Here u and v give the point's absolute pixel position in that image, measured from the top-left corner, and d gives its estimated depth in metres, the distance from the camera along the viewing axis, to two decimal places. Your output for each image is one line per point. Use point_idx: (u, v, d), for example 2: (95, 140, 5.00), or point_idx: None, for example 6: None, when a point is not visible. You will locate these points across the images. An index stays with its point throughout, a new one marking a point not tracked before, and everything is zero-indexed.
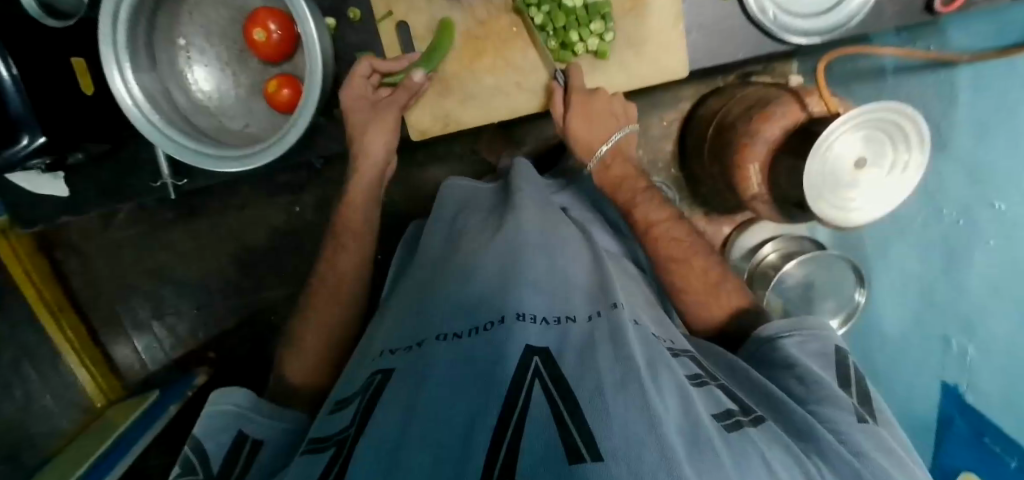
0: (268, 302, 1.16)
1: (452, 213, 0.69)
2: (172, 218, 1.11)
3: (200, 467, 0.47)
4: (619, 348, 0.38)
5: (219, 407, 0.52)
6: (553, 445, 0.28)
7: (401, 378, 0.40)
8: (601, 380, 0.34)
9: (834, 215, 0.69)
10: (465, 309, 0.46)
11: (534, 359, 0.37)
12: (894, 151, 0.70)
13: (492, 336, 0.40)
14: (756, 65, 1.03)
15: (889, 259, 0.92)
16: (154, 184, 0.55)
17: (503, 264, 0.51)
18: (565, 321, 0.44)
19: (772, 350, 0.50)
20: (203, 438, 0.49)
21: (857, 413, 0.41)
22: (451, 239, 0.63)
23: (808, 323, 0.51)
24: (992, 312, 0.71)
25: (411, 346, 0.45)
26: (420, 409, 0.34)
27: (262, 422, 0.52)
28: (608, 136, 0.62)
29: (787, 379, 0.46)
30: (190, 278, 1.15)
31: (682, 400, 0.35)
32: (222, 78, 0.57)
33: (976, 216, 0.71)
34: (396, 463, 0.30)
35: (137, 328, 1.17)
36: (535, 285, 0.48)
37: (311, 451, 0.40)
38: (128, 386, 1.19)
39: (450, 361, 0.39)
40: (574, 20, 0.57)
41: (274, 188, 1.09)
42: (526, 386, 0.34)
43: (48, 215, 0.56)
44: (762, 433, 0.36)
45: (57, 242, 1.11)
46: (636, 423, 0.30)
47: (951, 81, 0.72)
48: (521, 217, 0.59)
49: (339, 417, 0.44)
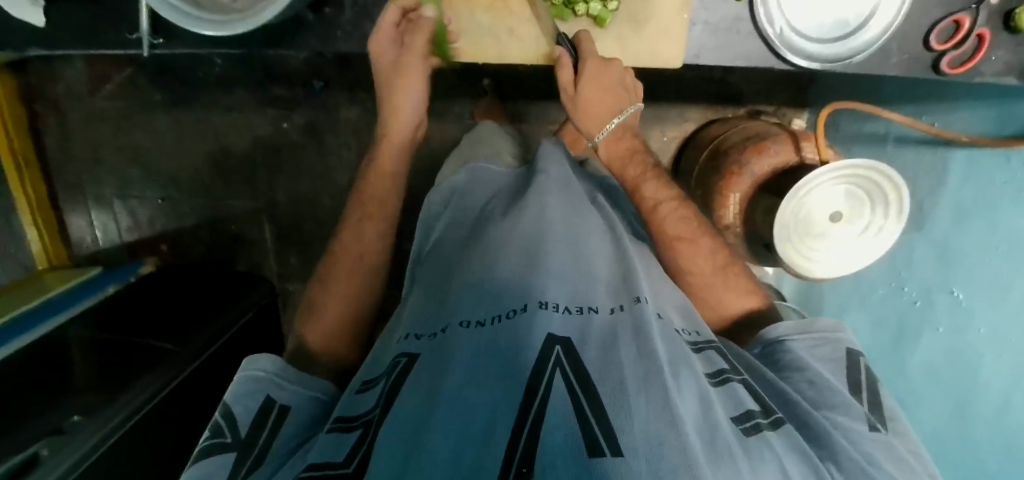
0: (232, 211, 1.15)
1: (485, 197, 0.63)
2: (160, 101, 1.09)
3: (228, 431, 0.42)
4: (641, 344, 0.37)
5: (250, 371, 0.47)
6: (573, 441, 0.28)
7: (425, 364, 0.39)
8: (624, 376, 0.34)
9: (797, 261, 0.70)
10: (486, 293, 0.44)
11: (556, 348, 0.36)
12: (870, 212, 0.69)
13: (514, 324, 0.39)
14: (767, 104, 1.03)
15: (843, 324, 0.92)
16: (129, 37, 0.53)
17: (531, 249, 0.48)
18: (588, 312, 0.42)
19: (782, 352, 0.48)
20: (231, 403, 0.44)
21: (869, 421, 0.41)
22: (481, 212, 0.60)
23: (818, 325, 0.50)
24: (929, 397, 0.74)
25: (436, 334, 0.43)
26: (444, 393, 0.33)
27: (287, 388, 0.48)
28: (618, 110, 0.57)
29: (796, 382, 0.45)
30: (163, 167, 1.14)
31: (699, 403, 0.35)
32: None
33: (936, 300, 0.71)
34: (418, 444, 0.30)
35: (98, 203, 1.16)
36: (562, 275, 0.46)
37: (337, 429, 0.39)
38: (74, 258, 1.18)
39: (474, 350, 0.37)
40: None
41: (266, 99, 1.07)
42: (547, 375, 0.34)
43: (20, 43, 0.55)
44: (779, 439, 0.35)
45: (38, 94, 1.09)
46: (658, 421, 0.30)
47: (946, 160, 0.69)
48: (546, 200, 0.55)
49: (363, 399, 0.42)
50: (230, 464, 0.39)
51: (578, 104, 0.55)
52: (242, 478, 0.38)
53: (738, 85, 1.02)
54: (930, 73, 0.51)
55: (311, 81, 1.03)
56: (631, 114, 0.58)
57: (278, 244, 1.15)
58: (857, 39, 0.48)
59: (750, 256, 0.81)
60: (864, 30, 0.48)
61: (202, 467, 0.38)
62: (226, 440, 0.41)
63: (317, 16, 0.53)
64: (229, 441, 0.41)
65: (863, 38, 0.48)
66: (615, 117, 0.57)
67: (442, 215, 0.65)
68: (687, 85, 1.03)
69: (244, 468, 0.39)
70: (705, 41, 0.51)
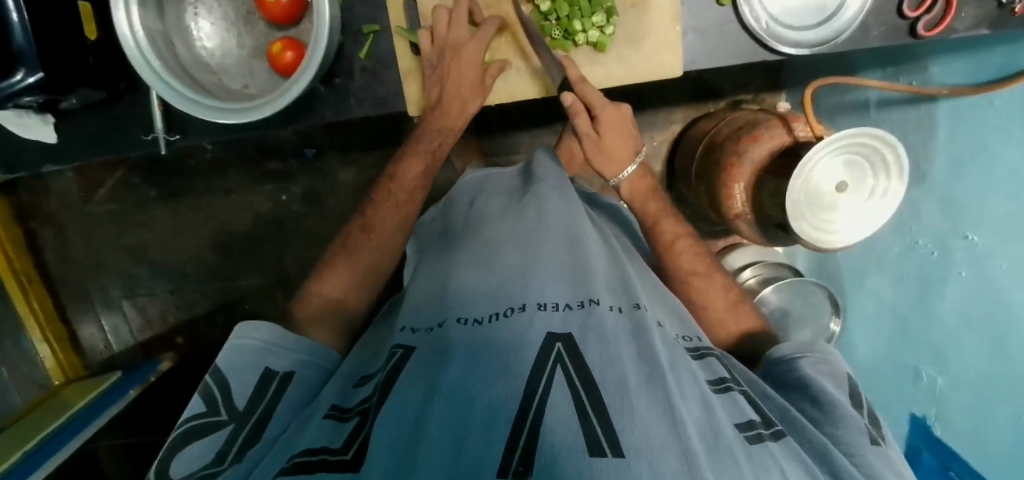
0: (244, 290, 1.13)
1: (468, 202, 0.61)
2: (157, 196, 1.10)
3: (224, 407, 0.41)
4: (641, 344, 0.36)
5: (240, 340, 0.45)
6: (574, 440, 0.26)
7: (424, 356, 0.37)
8: (626, 376, 0.31)
9: (815, 236, 0.68)
10: (484, 293, 0.41)
11: (557, 345, 0.33)
12: (875, 178, 0.68)
13: (511, 323, 0.36)
14: (745, 93, 1.07)
15: (864, 286, 0.89)
16: (145, 138, 0.54)
17: (526, 253, 0.45)
18: (590, 305, 0.38)
19: (786, 370, 0.46)
20: (227, 374, 0.43)
21: (869, 433, 0.38)
22: (469, 219, 0.57)
23: (819, 346, 0.48)
24: (963, 347, 0.67)
25: (432, 328, 0.40)
26: (442, 386, 0.31)
27: (287, 356, 0.46)
28: (635, 151, 0.60)
29: (800, 400, 0.43)
30: (168, 260, 1.13)
31: (704, 408, 0.33)
32: (227, 36, 0.53)
33: (951, 248, 0.67)
34: (419, 436, 0.28)
35: (107, 307, 1.14)
36: (560, 276, 0.42)
37: (332, 417, 0.36)
38: (89, 366, 1.15)
39: (469, 345, 0.35)
40: (576, 10, 0.51)
41: (263, 175, 1.08)
42: (547, 372, 0.31)
43: (34, 162, 0.56)
44: (782, 449, 0.33)
45: (33, 210, 1.09)
46: (658, 423, 0.28)
47: (932, 112, 0.71)
48: (542, 194, 0.53)
49: (359, 391, 0.40)
50: (224, 441, 0.39)
51: (598, 153, 0.59)
52: (231, 464, 0.37)
53: (714, 82, 1.06)
54: (908, 38, 0.55)
55: (304, 150, 1.05)
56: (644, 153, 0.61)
57: None
58: (839, 20, 0.51)
59: (765, 239, 0.82)
60: (843, 10, 0.51)
61: (196, 445, 0.38)
62: (221, 418, 0.41)
63: (329, 87, 0.55)
64: (225, 418, 0.41)
65: (844, 19, 0.52)
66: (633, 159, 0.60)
67: (445, 224, 0.60)
68: (667, 89, 1.07)
69: (238, 449, 0.38)
70: (699, 47, 0.54)
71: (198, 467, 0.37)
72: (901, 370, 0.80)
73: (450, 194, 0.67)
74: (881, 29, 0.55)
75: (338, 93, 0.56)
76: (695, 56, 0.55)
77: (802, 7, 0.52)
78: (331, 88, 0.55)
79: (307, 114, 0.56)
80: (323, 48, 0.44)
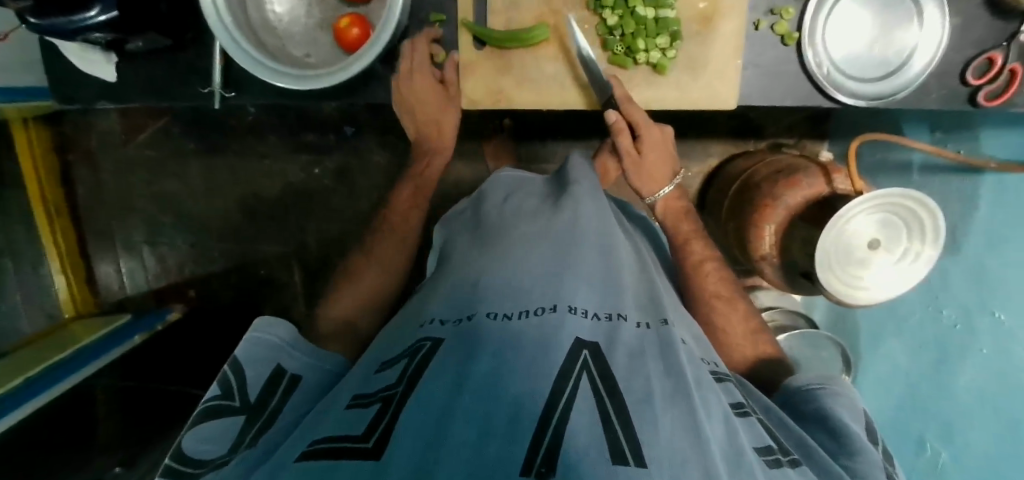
0: (262, 254, 1.15)
1: (502, 196, 0.61)
2: (193, 150, 1.12)
3: (237, 395, 0.42)
4: (668, 362, 0.35)
5: (257, 336, 0.47)
6: (597, 446, 0.26)
7: (455, 348, 0.35)
8: (651, 389, 0.31)
9: (843, 292, 0.66)
10: (514, 290, 0.40)
11: (584, 352, 0.33)
12: (908, 240, 0.67)
13: (542, 322, 0.35)
14: (788, 136, 1.06)
15: (878, 351, 0.85)
16: (201, 91, 0.56)
17: (558, 255, 0.44)
18: (617, 319, 0.38)
19: (804, 401, 0.45)
20: (243, 364, 0.44)
21: (885, 471, 0.37)
22: (502, 213, 0.57)
23: (840, 382, 0.47)
24: (973, 421, 0.67)
25: (461, 321, 0.39)
26: (472, 379, 0.30)
27: (298, 357, 0.47)
28: (673, 174, 0.59)
29: (816, 431, 0.42)
30: (193, 213, 1.15)
31: (727, 429, 0.32)
32: (297, 4, 0.54)
33: (976, 323, 0.66)
34: (442, 430, 0.26)
35: (128, 249, 1.17)
36: (592, 282, 0.42)
37: (355, 406, 0.34)
38: (101, 304, 1.18)
39: (498, 338, 0.34)
40: (642, 29, 0.52)
41: (298, 145, 1.10)
42: (574, 378, 0.31)
43: (90, 97, 0.57)
44: (801, 477, 0.32)
45: (72, 144, 1.11)
46: (682, 440, 0.28)
47: (976, 186, 0.69)
48: (580, 197, 0.53)
49: (382, 377, 0.37)
50: (236, 430, 0.39)
51: (636, 172, 0.58)
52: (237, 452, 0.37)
53: (758, 121, 1.06)
54: (965, 105, 0.54)
55: (344, 128, 1.06)
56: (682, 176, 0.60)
57: (307, 285, 1.14)
58: (902, 77, 0.51)
59: (786, 284, 0.81)
60: (907, 67, 0.51)
61: (207, 429, 0.39)
62: (233, 404, 0.42)
63: (386, 67, 0.56)
64: (237, 407, 0.41)
65: (908, 76, 0.51)
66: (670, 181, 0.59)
67: (480, 217, 0.60)
68: (710, 121, 1.07)
69: (247, 439, 0.38)
70: (755, 83, 0.54)
71: (210, 453, 0.37)
72: (903, 438, 0.78)
73: (485, 186, 0.67)
74: (942, 92, 0.54)
75: (393, 75, 0.57)
76: (750, 92, 0.55)
77: (866, 59, 0.52)
78: (387, 69, 0.56)
79: (359, 90, 0.57)
80: (394, 24, 0.45)
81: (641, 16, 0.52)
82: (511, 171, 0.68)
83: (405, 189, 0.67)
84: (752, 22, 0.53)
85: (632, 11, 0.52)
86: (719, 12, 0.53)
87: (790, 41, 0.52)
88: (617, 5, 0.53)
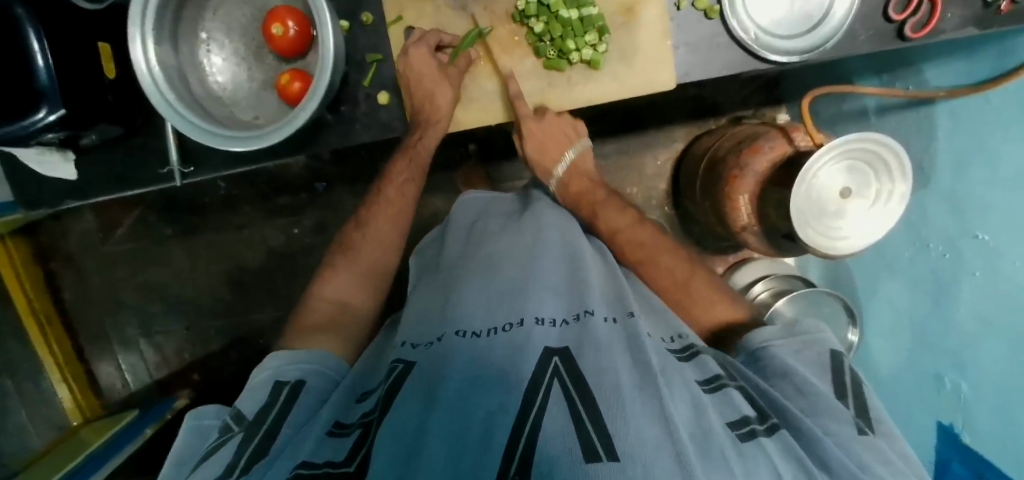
0: (257, 324, 1.14)
1: (471, 219, 0.63)
2: (172, 234, 1.12)
3: (236, 423, 0.40)
4: (635, 352, 0.37)
5: (258, 375, 0.46)
6: (570, 448, 0.27)
7: (424, 370, 0.37)
8: (619, 381, 0.32)
9: (824, 243, 0.66)
10: (485, 309, 0.43)
11: (554, 359, 0.35)
12: (876, 182, 0.67)
13: (511, 336, 0.38)
14: (745, 108, 1.08)
15: (879, 296, 0.87)
16: (161, 171, 0.57)
17: (522, 267, 0.47)
18: (584, 316, 0.41)
19: (764, 357, 0.44)
20: (238, 402, 0.43)
21: (857, 424, 0.37)
22: (468, 240, 0.58)
23: (802, 329, 0.46)
24: (982, 347, 0.63)
25: (431, 343, 0.41)
26: (443, 393, 0.32)
27: (294, 369, 0.46)
28: (563, 157, 0.63)
29: (782, 388, 0.41)
30: (184, 297, 1.15)
31: (695, 410, 0.33)
32: (238, 70, 0.56)
33: (962, 248, 0.65)
34: (419, 448, 0.28)
35: (124, 345, 1.16)
36: (557, 292, 0.45)
37: (330, 433, 0.36)
38: (106, 406, 1.16)
39: (466, 358, 0.36)
40: (569, 30, 0.54)
41: (274, 210, 1.11)
42: (544, 388, 0.32)
43: (55, 198, 0.58)
44: (775, 444, 0.33)
45: (53, 252, 1.12)
46: (652, 427, 0.28)
47: (932, 117, 0.70)
48: (541, 219, 0.56)
49: (360, 406, 0.40)
50: (236, 449, 0.37)
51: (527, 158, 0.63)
52: (241, 474, 0.34)
53: (714, 99, 1.08)
54: (897, 41, 0.56)
55: (315, 184, 1.08)
56: (575, 157, 0.63)
57: None
58: (828, 25, 0.53)
59: (774, 251, 0.82)
60: (830, 17, 0.53)
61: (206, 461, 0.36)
62: (232, 430, 0.39)
63: (335, 114, 0.58)
64: (236, 430, 0.39)
65: (833, 24, 0.53)
66: (560, 163, 0.63)
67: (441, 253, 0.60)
68: (667, 109, 1.09)
69: (246, 461, 0.35)
70: (691, 60, 0.56)
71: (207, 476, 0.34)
72: (924, 379, 0.75)
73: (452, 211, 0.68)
74: (869, 33, 0.56)
75: (343, 120, 0.58)
76: (687, 69, 0.56)
77: (790, 16, 0.54)
78: (337, 116, 0.58)
79: (314, 142, 0.58)
80: (328, 77, 0.46)
81: (565, 18, 0.53)
82: (475, 192, 0.70)
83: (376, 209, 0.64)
84: (674, 4, 0.55)
85: (556, 15, 0.53)
86: (640, 1, 0.55)
87: (713, 14, 0.54)
88: (541, 12, 0.54)
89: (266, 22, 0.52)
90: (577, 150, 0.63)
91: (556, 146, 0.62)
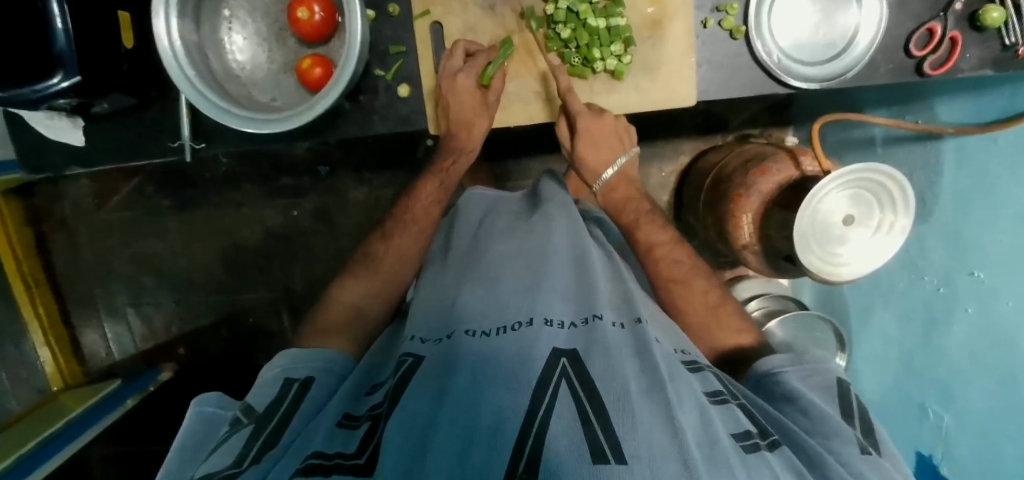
0: (248, 303, 1.13)
1: (479, 217, 0.63)
2: (169, 207, 1.11)
3: (246, 416, 0.40)
4: (643, 359, 0.37)
5: (267, 369, 0.46)
6: (578, 448, 0.26)
7: (433, 366, 0.37)
8: (628, 386, 0.32)
9: (820, 267, 0.67)
10: (493, 308, 0.43)
11: (563, 360, 0.35)
12: (880, 213, 0.67)
13: (519, 335, 0.38)
14: (752, 128, 1.09)
15: (870, 322, 0.88)
16: (172, 145, 0.56)
17: (530, 270, 0.47)
18: (593, 321, 0.41)
19: (775, 384, 0.45)
20: (248, 396, 0.43)
21: (860, 444, 0.37)
22: (478, 236, 0.58)
23: (808, 356, 0.47)
24: (970, 384, 0.64)
25: (442, 338, 0.42)
26: (453, 391, 0.32)
27: (305, 366, 0.46)
28: (612, 161, 0.61)
29: (789, 411, 0.42)
30: (177, 270, 1.14)
31: (700, 417, 0.33)
32: (259, 50, 0.55)
33: (956, 283, 0.66)
34: (426, 445, 0.28)
35: (111, 314, 1.15)
36: (565, 297, 0.45)
37: (342, 424, 0.36)
38: (89, 373, 1.15)
39: (477, 354, 0.36)
40: (596, 39, 0.55)
41: (276, 190, 1.09)
42: (552, 386, 0.32)
43: (59, 164, 0.57)
44: (777, 457, 0.33)
45: (46, 215, 1.10)
46: (660, 432, 0.28)
47: (939, 150, 0.70)
48: (552, 222, 0.56)
49: (369, 399, 0.40)
50: (247, 439, 0.36)
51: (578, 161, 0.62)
52: (249, 465, 0.33)
53: (724, 115, 1.09)
54: (914, 76, 0.57)
55: (318, 167, 1.06)
56: (624, 163, 0.61)
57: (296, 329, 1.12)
58: (848, 55, 0.53)
59: (770, 270, 0.83)
60: (853, 47, 0.53)
61: (215, 451, 0.36)
62: (243, 420, 0.39)
63: (353, 103, 0.58)
64: (247, 421, 0.39)
65: (852, 55, 0.53)
66: (609, 168, 0.61)
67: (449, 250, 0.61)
68: (677, 122, 1.10)
69: (257, 451, 0.35)
70: (712, 78, 0.57)
71: (217, 468, 0.33)
72: (907, 406, 0.77)
73: (456, 207, 0.67)
74: (887, 68, 0.57)
75: (359, 110, 0.58)
76: (708, 88, 0.56)
77: (812, 43, 0.54)
78: (355, 104, 0.58)
79: (330, 128, 0.58)
80: (354, 65, 0.46)
81: (593, 26, 0.54)
82: (481, 188, 0.69)
83: (403, 217, 0.65)
84: (700, 21, 0.56)
85: (584, 23, 0.54)
86: (669, 15, 0.55)
87: (739, 34, 0.55)
88: (569, 19, 0.55)
89: (293, 5, 0.51)
90: (629, 156, 0.61)
91: (609, 146, 0.60)
